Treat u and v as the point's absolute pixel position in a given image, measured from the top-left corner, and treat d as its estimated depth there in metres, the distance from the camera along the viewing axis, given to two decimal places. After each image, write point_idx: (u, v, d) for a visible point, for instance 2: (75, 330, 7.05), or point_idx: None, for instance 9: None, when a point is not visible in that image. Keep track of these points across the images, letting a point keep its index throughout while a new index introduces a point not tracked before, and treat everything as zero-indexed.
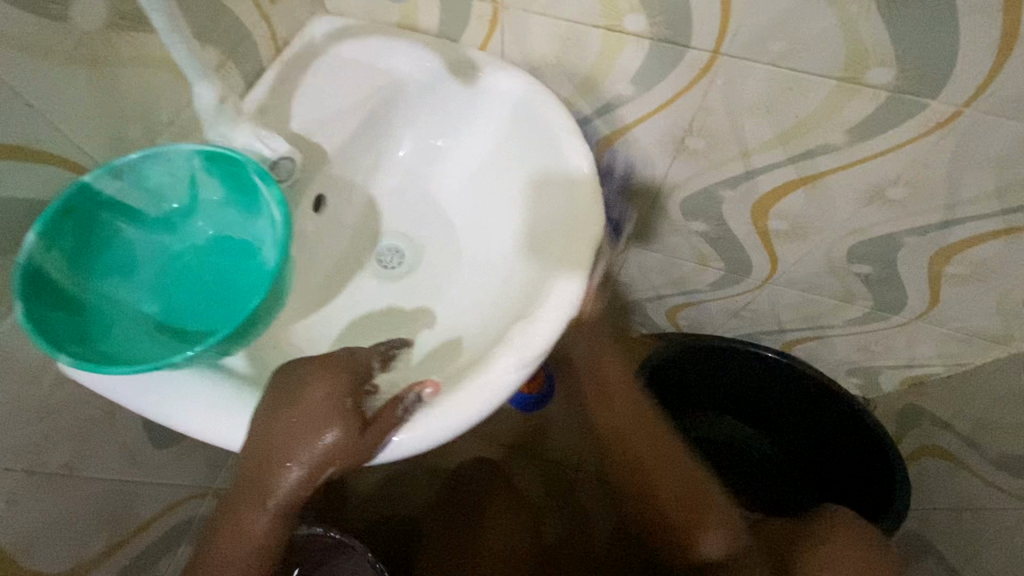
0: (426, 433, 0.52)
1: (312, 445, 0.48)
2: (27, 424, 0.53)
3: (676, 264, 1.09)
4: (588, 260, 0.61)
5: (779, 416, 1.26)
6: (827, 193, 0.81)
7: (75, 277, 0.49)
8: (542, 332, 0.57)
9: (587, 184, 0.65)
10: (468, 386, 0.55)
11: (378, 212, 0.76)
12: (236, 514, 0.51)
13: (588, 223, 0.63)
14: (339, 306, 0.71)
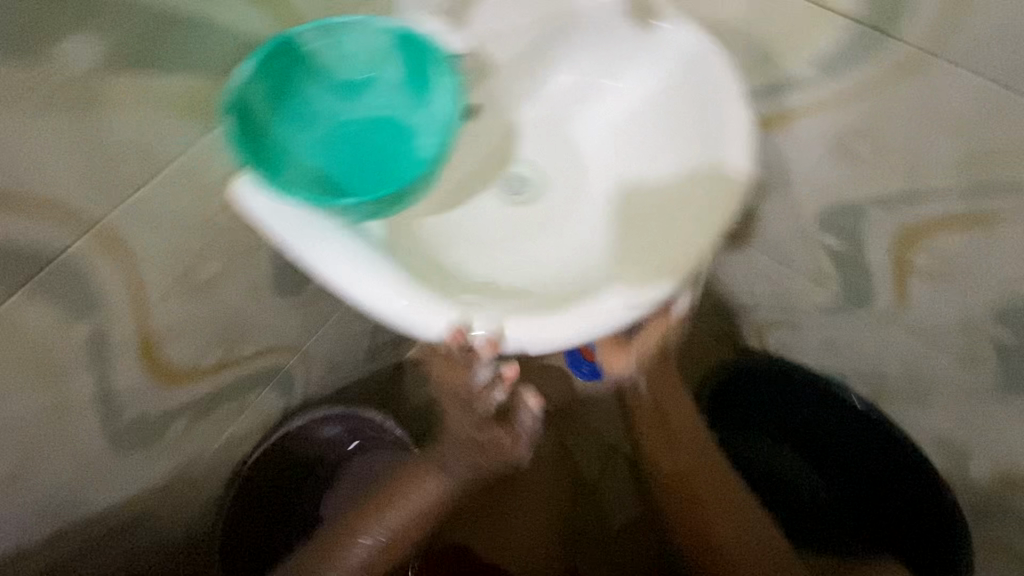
0: (521, 339, 0.57)
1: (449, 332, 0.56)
2: (194, 232, 0.61)
3: (787, 278, 1.04)
4: (713, 238, 0.63)
5: (840, 465, 1.20)
6: (995, 240, 0.74)
7: (268, 114, 0.56)
8: (653, 290, 0.60)
9: (735, 161, 0.64)
10: (578, 310, 0.58)
11: (516, 137, 0.76)
12: (422, 474, 0.76)
13: (722, 203, 0.64)
14: (461, 214, 0.73)
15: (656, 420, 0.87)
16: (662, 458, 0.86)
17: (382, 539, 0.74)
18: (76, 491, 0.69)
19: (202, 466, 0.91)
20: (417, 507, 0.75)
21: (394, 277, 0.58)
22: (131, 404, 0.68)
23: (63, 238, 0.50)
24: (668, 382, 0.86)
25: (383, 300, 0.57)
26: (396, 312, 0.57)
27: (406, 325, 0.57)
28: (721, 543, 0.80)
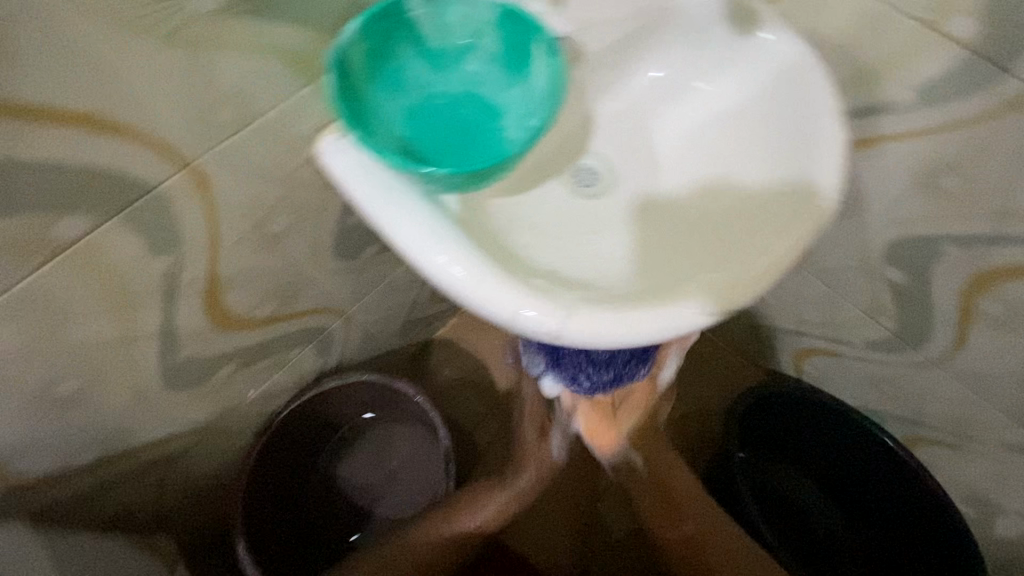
0: (591, 333, 0.56)
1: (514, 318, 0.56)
2: (276, 183, 0.62)
3: (838, 306, 1.03)
4: (797, 253, 0.61)
5: (866, 502, 1.18)
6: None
7: (364, 76, 0.56)
8: (730, 301, 0.59)
9: (828, 178, 0.62)
10: (646, 311, 0.57)
11: (591, 129, 0.75)
12: (454, 510, 0.85)
13: (810, 218, 0.62)
14: (529, 200, 0.72)
15: (656, 490, 0.84)
16: (670, 526, 0.83)
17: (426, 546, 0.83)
18: (126, 421, 0.71)
19: (238, 414, 0.93)
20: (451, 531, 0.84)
21: (470, 253, 0.57)
22: (189, 344, 0.70)
23: (159, 172, 0.50)
24: (662, 457, 0.86)
25: (457, 277, 0.56)
26: (469, 290, 0.56)
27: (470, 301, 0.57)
28: None
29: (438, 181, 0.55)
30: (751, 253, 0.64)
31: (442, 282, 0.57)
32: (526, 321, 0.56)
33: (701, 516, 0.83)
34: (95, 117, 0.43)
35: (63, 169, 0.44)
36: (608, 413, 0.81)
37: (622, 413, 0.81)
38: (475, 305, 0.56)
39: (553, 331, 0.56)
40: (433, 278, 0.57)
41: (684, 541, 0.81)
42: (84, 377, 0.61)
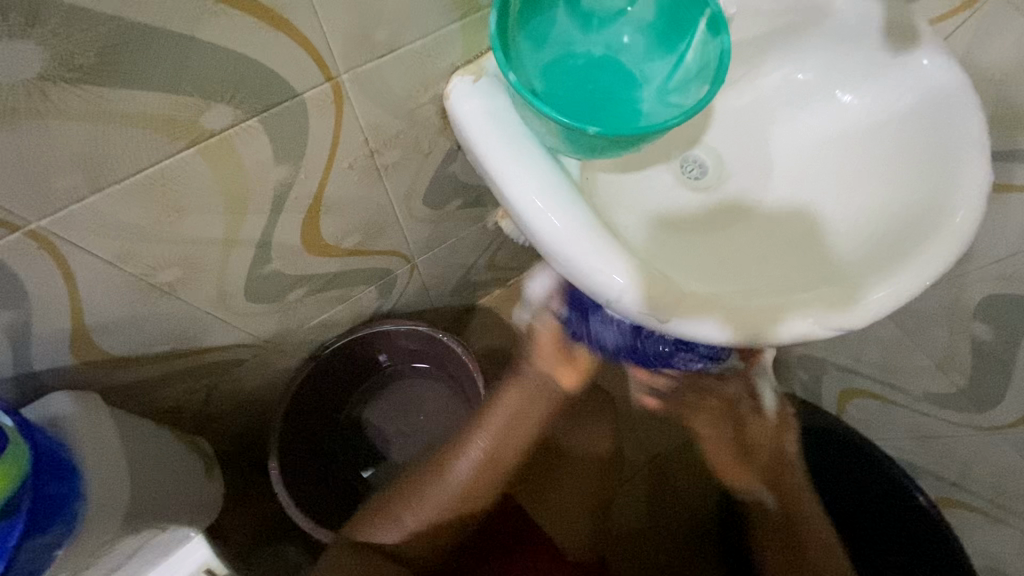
0: (695, 325, 0.56)
1: (611, 289, 0.55)
2: (398, 116, 0.62)
3: (908, 351, 1.00)
4: (921, 285, 0.58)
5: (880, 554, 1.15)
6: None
7: (517, 21, 0.55)
8: (841, 321, 0.57)
9: (968, 215, 0.59)
10: (747, 314, 0.57)
11: (710, 121, 0.73)
12: (447, 452, 0.79)
13: (943, 250, 0.58)
14: (635, 180, 0.71)
15: (782, 537, 0.79)
16: None
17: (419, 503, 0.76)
18: (205, 321, 0.73)
19: (296, 338, 0.94)
20: (444, 487, 0.77)
21: (588, 220, 0.56)
22: (278, 257, 0.70)
23: (307, 80, 0.50)
24: (799, 498, 0.79)
25: (572, 241, 0.55)
26: (582, 257, 0.55)
27: (576, 268, 0.56)
28: None
29: (575, 141, 0.54)
30: (867, 275, 0.61)
31: (551, 243, 0.56)
32: (629, 298, 0.55)
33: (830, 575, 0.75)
34: (272, 11, 0.43)
35: (228, 57, 0.44)
36: (734, 449, 0.81)
37: (747, 448, 0.80)
38: (584, 274, 0.56)
39: (659, 315, 0.55)
40: (547, 238, 0.56)
41: None
42: (183, 269, 0.62)
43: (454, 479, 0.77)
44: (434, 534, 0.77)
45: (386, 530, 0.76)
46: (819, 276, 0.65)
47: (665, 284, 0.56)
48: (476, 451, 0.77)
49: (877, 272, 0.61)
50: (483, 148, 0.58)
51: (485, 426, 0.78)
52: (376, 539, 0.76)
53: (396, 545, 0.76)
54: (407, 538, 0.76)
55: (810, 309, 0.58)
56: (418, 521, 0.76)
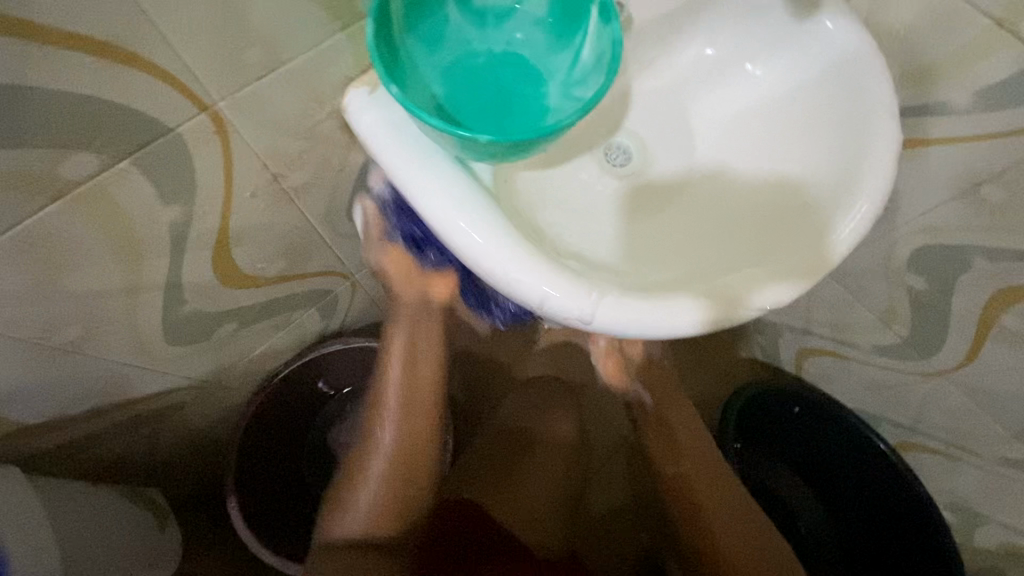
0: (624, 321, 0.53)
1: (539, 300, 0.52)
2: (297, 135, 0.58)
3: (853, 308, 1.01)
4: (840, 254, 0.58)
5: (855, 509, 1.19)
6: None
7: (403, 27, 0.52)
8: (767, 301, 0.57)
9: (881, 181, 0.59)
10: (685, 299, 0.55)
11: (629, 105, 0.72)
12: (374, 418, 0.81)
13: (857, 218, 0.59)
14: (558, 176, 0.70)
15: (657, 432, 0.91)
16: (670, 464, 0.89)
17: (376, 481, 0.78)
18: (125, 372, 0.69)
19: (237, 372, 0.90)
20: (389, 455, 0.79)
21: (503, 229, 0.54)
22: (194, 297, 0.66)
23: (177, 113, 0.46)
24: (670, 392, 0.93)
25: (490, 254, 0.53)
26: (503, 270, 0.53)
27: (493, 279, 0.53)
28: (713, 533, 0.82)
29: (475, 148, 0.52)
30: (795, 248, 0.61)
31: (469, 256, 0.54)
32: (554, 305, 0.52)
33: (696, 458, 0.89)
34: (119, 47, 0.39)
35: (79, 101, 0.40)
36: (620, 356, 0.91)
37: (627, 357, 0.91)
38: (506, 285, 0.53)
39: (586, 315, 0.53)
40: (464, 253, 0.54)
41: (688, 479, 0.87)
42: (85, 325, 0.58)
43: (385, 447, 0.79)
44: (399, 502, 0.78)
45: (347, 518, 0.76)
46: (756, 250, 0.64)
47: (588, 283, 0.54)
48: (393, 399, 0.81)
49: (802, 248, 0.60)
50: (386, 164, 0.55)
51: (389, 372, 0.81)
52: (342, 535, 0.75)
53: (368, 531, 0.75)
54: (373, 517, 0.76)
55: (737, 292, 0.57)
56: (375, 495, 0.77)
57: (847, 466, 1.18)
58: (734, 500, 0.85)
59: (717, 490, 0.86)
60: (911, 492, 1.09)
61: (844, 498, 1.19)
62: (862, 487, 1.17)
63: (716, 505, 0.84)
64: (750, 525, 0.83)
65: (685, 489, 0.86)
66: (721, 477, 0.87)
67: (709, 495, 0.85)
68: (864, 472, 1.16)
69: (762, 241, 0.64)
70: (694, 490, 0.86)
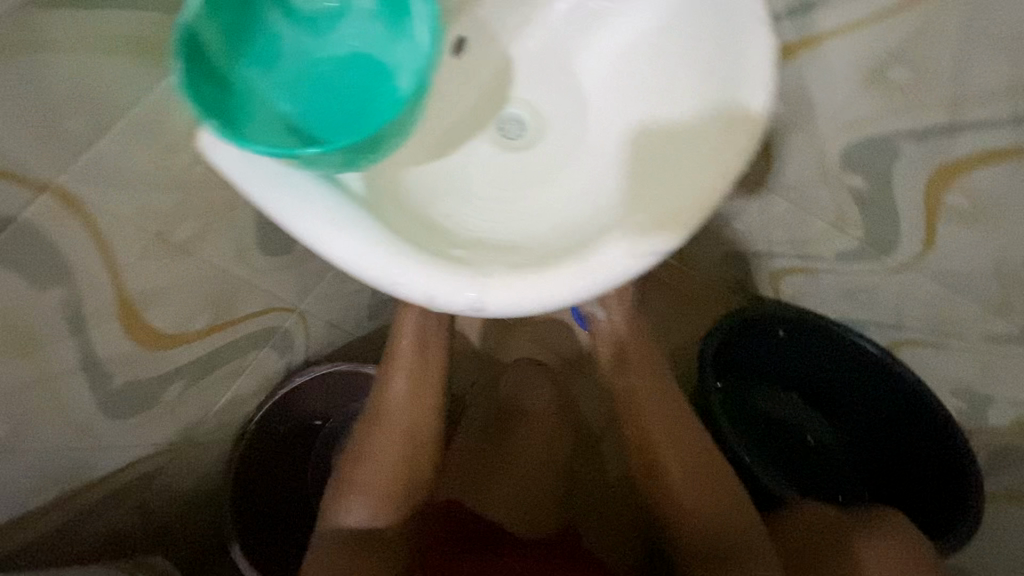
0: (515, 297, 0.49)
1: (437, 291, 0.49)
2: (165, 189, 0.57)
3: (805, 221, 0.98)
4: (729, 182, 0.54)
5: (857, 423, 1.17)
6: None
7: (227, 57, 0.49)
8: (657, 243, 0.51)
9: (757, 97, 0.54)
10: (572, 266, 0.50)
11: (512, 75, 0.70)
12: (384, 392, 0.86)
13: (738, 139, 0.54)
14: (453, 163, 0.68)
15: (614, 361, 0.89)
16: (621, 380, 0.88)
17: (385, 456, 0.82)
18: (76, 455, 0.69)
19: (206, 426, 0.91)
20: (402, 421, 0.84)
21: (379, 233, 0.51)
22: (119, 369, 0.66)
23: (15, 200, 0.46)
24: (634, 332, 0.89)
25: (366, 260, 0.50)
26: (382, 275, 0.50)
27: (379, 287, 0.50)
28: (666, 478, 0.82)
29: (326, 162, 0.49)
30: (682, 184, 0.56)
31: (349, 269, 0.50)
32: (442, 298, 0.49)
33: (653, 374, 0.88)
34: None
35: None
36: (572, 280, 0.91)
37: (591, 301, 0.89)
38: (390, 289, 0.50)
39: (474, 301, 0.49)
40: (344, 267, 0.50)
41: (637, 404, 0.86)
42: (9, 424, 0.58)
43: (396, 413, 0.84)
44: (398, 487, 0.81)
45: (352, 506, 0.79)
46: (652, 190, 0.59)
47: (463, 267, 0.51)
48: (400, 390, 0.85)
49: (695, 175, 0.55)
50: (241, 192, 0.51)
51: (396, 370, 0.86)
52: (350, 520, 0.79)
53: (373, 518, 0.79)
54: (376, 500, 0.80)
55: (631, 237, 0.52)
56: (382, 470, 0.81)
57: (842, 380, 1.16)
58: (697, 440, 0.84)
59: (677, 433, 0.84)
60: (907, 392, 1.07)
61: (842, 412, 1.18)
62: (862, 398, 1.15)
63: (684, 448, 0.83)
64: (714, 473, 0.82)
65: (638, 422, 0.86)
66: (677, 403, 0.86)
67: (665, 429, 0.84)
68: (861, 382, 1.13)
69: (664, 174, 0.59)
70: (657, 451, 0.83)
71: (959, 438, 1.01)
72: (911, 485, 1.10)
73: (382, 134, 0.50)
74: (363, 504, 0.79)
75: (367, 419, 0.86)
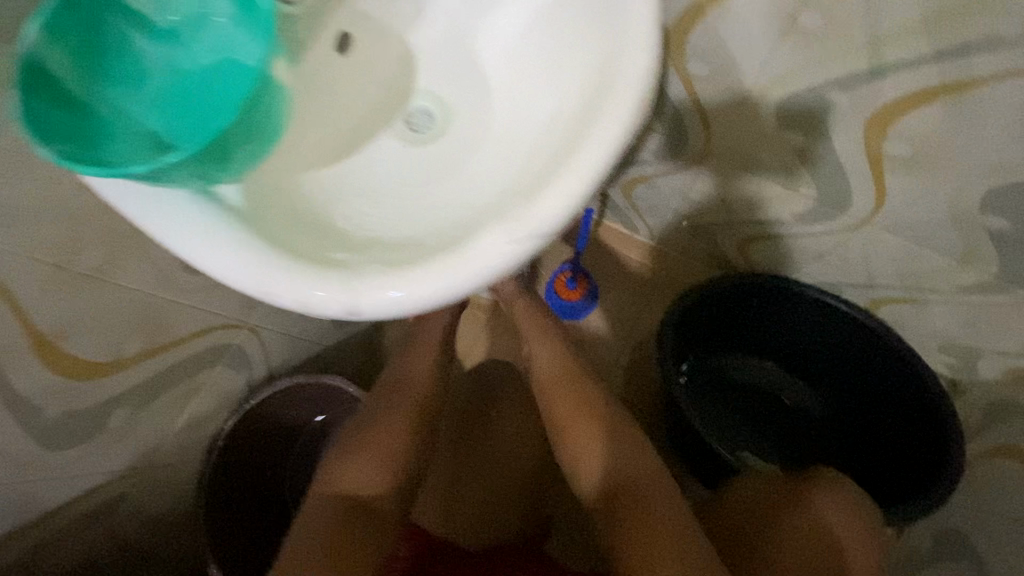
0: (389, 298, 0.47)
1: (313, 294, 0.47)
2: (52, 220, 0.56)
3: (756, 186, 0.94)
4: (616, 143, 0.49)
5: (848, 399, 1.12)
6: (975, 115, 0.64)
7: (80, 79, 0.48)
8: (536, 225, 0.48)
9: (641, 62, 0.51)
10: (451, 258, 0.48)
11: (414, 65, 0.68)
12: (395, 373, 0.82)
13: (620, 104, 0.50)
14: (359, 163, 0.65)
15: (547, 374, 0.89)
16: (556, 383, 0.88)
17: (394, 426, 0.75)
18: (24, 488, 0.70)
19: (167, 448, 0.91)
20: (414, 392, 0.79)
21: (252, 244, 0.50)
22: (50, 401, 0.67)
23: None
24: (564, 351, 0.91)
25: (238, 273, 0.48)
26: (254, 286, 0.48)
27: (263, 298, 0.48)
28: (615, 476, 0.77)
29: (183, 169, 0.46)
30: (567, 150, 0.52)
31: (230, 281, 0.49)
32: (317, 301, 0.47)
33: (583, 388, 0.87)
34: None
35: None
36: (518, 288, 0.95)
37: (537, 324, 0.94)
38: (269, 298, 0.48)
39: (349, 305, 0.47)
40: (225, 278, 0.49)
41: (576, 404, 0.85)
42: None
43: (411, 385, 0.80)
44: (404, 456, 0.73)
45: (350, 471, 0.70)
46: (544, 164, 0.56)
47: (338, 271, 0.49)
48: (418, 367, 0.82)
49: (580, 139, 0.51)
50: (119, 211, 0.49)
51: (414, 357, 0.84)
52: (346, 486, 0.68)
53: (369, 484, 0.69)
54: (378, 467, 0.70)
55: (511, 218, 0.49)
56: (393, 434, 0.74)
57: (823, 354, 1.11)
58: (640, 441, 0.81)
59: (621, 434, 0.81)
60: (895, 355, 1.01)
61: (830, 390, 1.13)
62: (847, 371, 1.10)
63: (626, 449, 0.79)
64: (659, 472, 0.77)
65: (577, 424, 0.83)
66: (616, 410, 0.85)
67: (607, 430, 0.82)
68: (842, 353, 1.09)
69: (560, 143, 0.56)
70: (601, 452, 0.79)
71: (946, 399, 0.95)
72: (909, 459, 1.02)
73: (225, 138, 0.50)
74: (366, 470, 0.70)
75: (374, 397, 0.80)
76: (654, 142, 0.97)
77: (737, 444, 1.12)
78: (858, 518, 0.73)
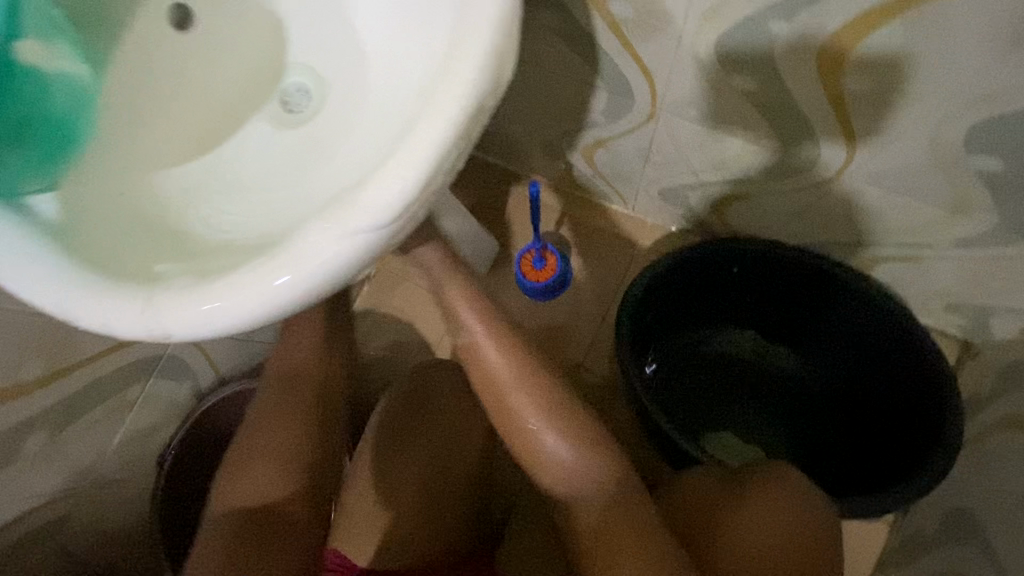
0: (193, 318, 0.41)
1: (119, 306, 0.42)
2: None
3: (717, 139, 0.83)
4: (463, 108, 0.41)
5: (842, 372, 1.01)
6: (933, 36, 0.57)
7: None
8: (363, 219, 0.41)
9: (490, 7, 0.43)
10: (262, 263, 0.42)
11: (282, 33, 0.59)
12: (278, 366, 0.75)
13: (468, 60, 0.42)
14: (220, 157, 0.56)
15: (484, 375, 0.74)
16: (498, 381, 0.73)
17: (290, 429, 0.70)
18: None
19: (110, 463, 0.89)
20: (306, 385, 0.74)
21: (52, 256, 0.43)
22: None
23: None
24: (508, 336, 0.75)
25: (44, 290, 0.42)
26: (56, 307, 0.42)
27: (78, 323, 0.42)
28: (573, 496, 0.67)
29: None
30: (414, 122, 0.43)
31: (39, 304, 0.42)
32: (118, 320, 0.42)
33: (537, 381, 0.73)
34: None
35: None
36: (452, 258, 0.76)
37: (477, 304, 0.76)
38: (79, 320, 0.42)
39: (154, 326, 0.42)
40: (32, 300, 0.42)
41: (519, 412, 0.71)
42: None
43: (301, 380, 0.74)
44: (307, 461, 0.69)
45: (247, 486, 0.66)
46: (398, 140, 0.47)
47: (147, 285, 0.43)
48: (303, 357, 0.75)
49: (427, 106, 0.42)
50: None
51: (299, 336, 0.76)
52: (245, 500, 0.65)
53: (272, 497, 0.65)
54: (280, 476, 0.67)
55: (338, 210, 0.42)
56: (289, 438, 0.69)
57: (815, 323, 1.00)
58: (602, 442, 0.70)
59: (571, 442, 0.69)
60: (898, 321, 0.90)
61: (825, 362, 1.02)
62: (841, 341, 0.99)
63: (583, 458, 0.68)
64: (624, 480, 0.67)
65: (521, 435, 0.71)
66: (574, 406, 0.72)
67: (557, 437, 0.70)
68: (834, 321, 0.98)
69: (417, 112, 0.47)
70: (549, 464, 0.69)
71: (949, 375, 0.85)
72: (902, 439, 0.92)
73: None
74: (267, 482, 0.66)
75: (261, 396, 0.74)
76: (600, 101, 0.86)
77: (714, 419, 1.05)
78: (808, 507, 0.66)
